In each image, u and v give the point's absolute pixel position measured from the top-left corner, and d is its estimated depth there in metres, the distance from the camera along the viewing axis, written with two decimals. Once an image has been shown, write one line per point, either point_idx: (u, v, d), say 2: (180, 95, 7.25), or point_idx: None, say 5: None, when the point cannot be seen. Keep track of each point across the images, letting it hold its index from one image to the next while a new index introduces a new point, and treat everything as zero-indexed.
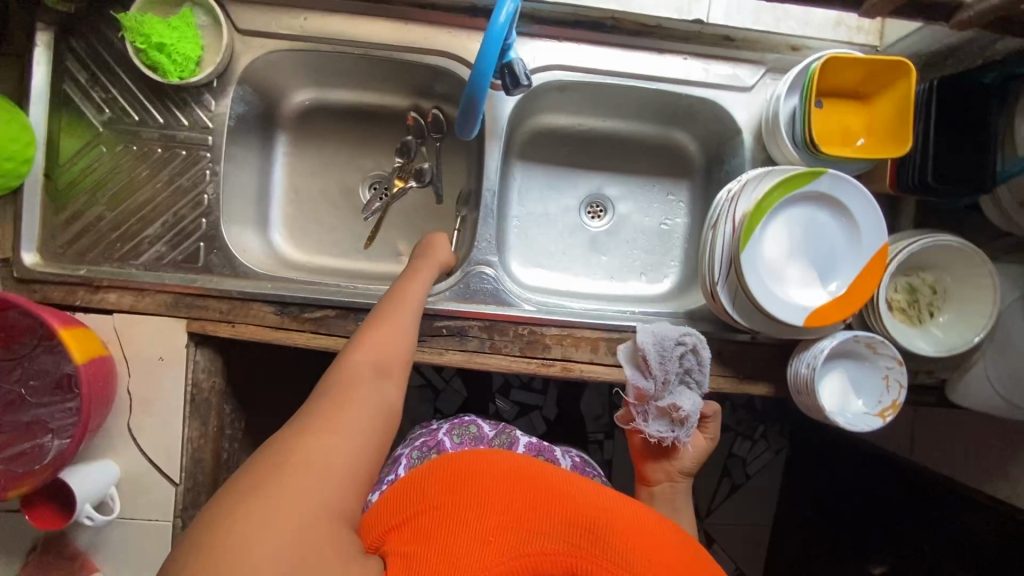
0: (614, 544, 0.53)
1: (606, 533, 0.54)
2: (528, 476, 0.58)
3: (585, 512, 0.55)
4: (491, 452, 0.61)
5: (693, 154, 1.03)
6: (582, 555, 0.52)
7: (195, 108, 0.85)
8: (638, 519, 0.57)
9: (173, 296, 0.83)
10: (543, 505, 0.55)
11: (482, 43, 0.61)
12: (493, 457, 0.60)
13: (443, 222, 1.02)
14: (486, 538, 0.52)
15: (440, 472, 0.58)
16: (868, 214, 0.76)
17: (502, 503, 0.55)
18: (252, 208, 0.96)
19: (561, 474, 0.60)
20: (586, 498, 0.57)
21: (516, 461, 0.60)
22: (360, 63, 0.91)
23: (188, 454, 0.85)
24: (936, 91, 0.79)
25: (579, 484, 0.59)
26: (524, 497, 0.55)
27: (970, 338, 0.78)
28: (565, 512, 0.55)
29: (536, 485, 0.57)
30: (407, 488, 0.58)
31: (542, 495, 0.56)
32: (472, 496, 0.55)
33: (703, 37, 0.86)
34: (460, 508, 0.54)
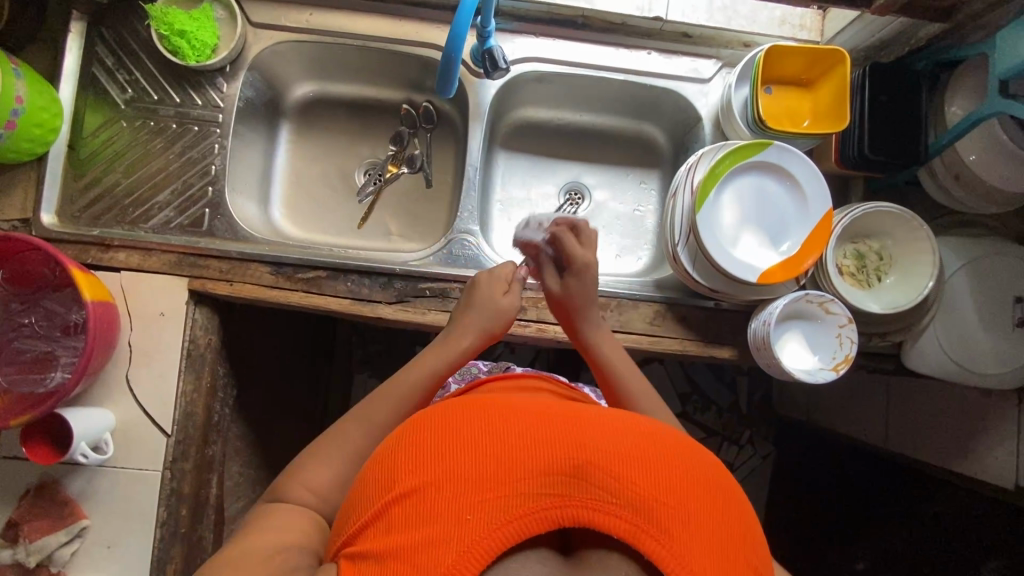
0: (600, 480, 0.47)
1: (589, 469, 0.47)
2: (492, 429, 0.50)
3: (564, 455, 0.48)
4: (449, 411, 0.53)
5: (662, 146, 1.12)
6: (568, 503, 0.46)
7: (208, 90, 0.95)
8: (622, 440, 0.50)
9: (177, 256, 0.90)
10: (515, 457, 0.48)
11: (454, 20, 0.66)
12: (453, 416, 0.52)
13: (431, 205, 1.11)
14: (463, 517, 0.45)
15: (401, 453, 0.51)
16: (812, 181, 0.84)
17: (471, 470, 0.47)
18: (254, 186, 1.04)
19: (529, 414, 0.52)
20: (561, 437, 0.49)
21: (476, 415, 0.52)
22: (358, 56, 1.01)
23: (180, 407, 0.90)
24: (869, 76, 0.88)
25: (550, 420, 0.51)
26: (492, 454, 0.48)
27: (913, 296, 0.84)
28: (539, 454, 0.48)
29: (504, 440, 0.49)
30: (371, 478, 0.51)
31: (513, 448, 0.48)
32: (436, 476, 0.47)
33: (664, 34, 0.97)
34: (428, 494, 0.46)
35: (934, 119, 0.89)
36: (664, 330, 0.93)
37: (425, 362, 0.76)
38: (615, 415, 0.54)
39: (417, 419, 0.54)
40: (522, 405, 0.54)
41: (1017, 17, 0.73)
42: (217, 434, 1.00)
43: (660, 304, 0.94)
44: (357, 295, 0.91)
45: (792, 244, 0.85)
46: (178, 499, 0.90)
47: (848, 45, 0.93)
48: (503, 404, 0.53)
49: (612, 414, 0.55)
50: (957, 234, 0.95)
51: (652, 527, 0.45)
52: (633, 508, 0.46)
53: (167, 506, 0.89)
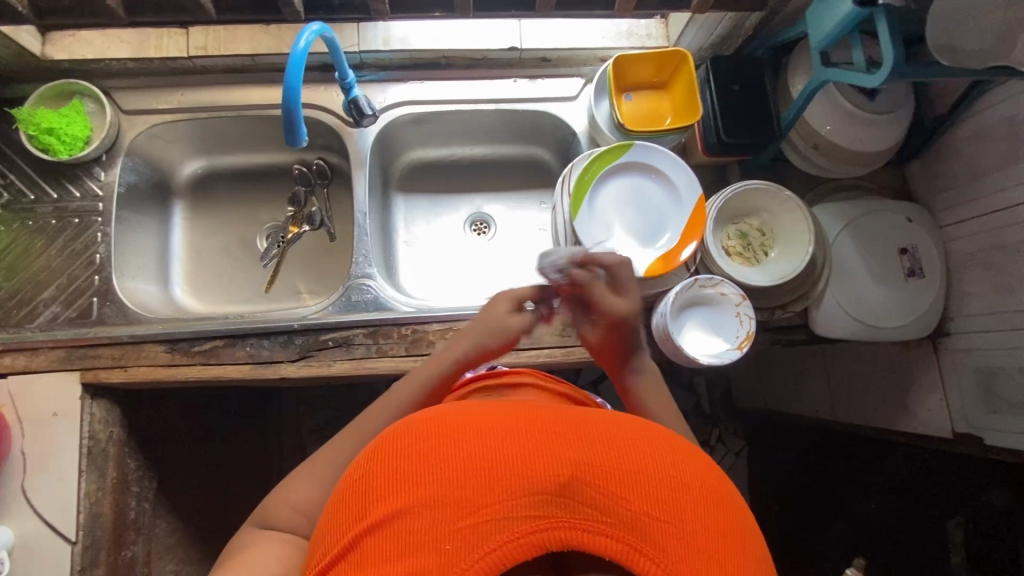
0: (587, 496, 0.43)
1: (577, 485, 0.44)
2: (471, 445, 0.46)
3: (551, 472, 0.44)
4: (432, 420, 0.49)
5: (552, 165, 1.16)
6: (557, 525, 0.42)
7: (86, 180, 0.95)
8: (611, 448, 0.47)
9: (66, 350, 0.88)
10: (499, 476, 0.44)
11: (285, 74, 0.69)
12: (437, 430, 0.47)
13: (338, 257, 1.11)
14: (442, 547, 0.41)
15: (374, 475, 0.46)
16: (679, 172, 0.88)
17: (450, 493, 0.43)
18: (150, 267, 1.03)
19: (511, 425, 0.48)
20: (548, 451, 0.45)
21: (454, 429, 0.47)
22: (238, 126, 1.04)
23: (85, 510, 0.85)
24: (712, 70, 0.93)
25: (534, 429, 0.48)
26: (474, 474, 0.44)
27: (797, 263, 0.87)
28: (522, 472, 0.44)
29: (487, 458, 0.45)
30: (341, 505, 0.47)
31: (495, 465, 0.44)
32: (414, 500, 0.43)
33: (524, 61, 1.02)
34: (404, 520, 0.42)
35: (782, 97, 0.94)
36: (574, 339, 0.93)
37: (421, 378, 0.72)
38: (607, 420, 0.51)
39: (392, 434, 0.49)
40: (508, 413, 0.50)
41: None
42: (136, 532, 0.95)
43: (567, 314, 0.95)
44: (258, 359, 0.89)
45: (672, 235, 0.87)
46: None
47: (692, 46, 1.00)
48: (485, 415, 0.49)
49: (604, 421, 0.51)
50: (835, 200, 0.99)
51: (646, 545, 0.42)
52: (625, 524, 0.42)
53: None
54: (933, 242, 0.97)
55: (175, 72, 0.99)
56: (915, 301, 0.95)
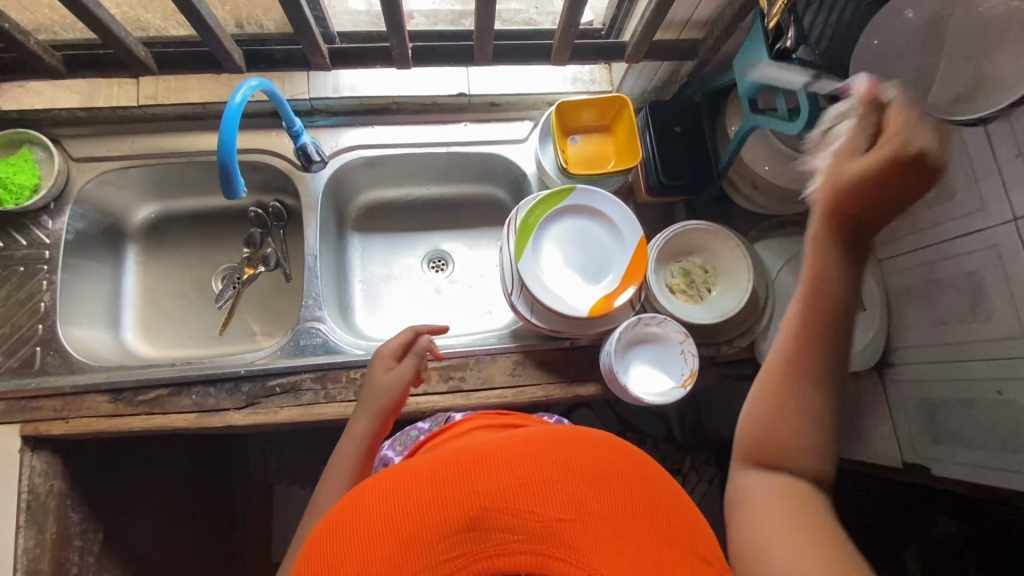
0: (500, 521, 0.43)
1: (487, 514, 0.43)
2: (378, 513, 0.45)
3: (461, 507, 0.44)
4: (351, 497, 0.49)
5: (507, 202, 1.20)
6: (479, 558, 0.42)
7: (33, 229, 0.94)
8: (518, 468, 0.46)
9: (6, 403, 0.86)
10: (412, 534, 0.43)
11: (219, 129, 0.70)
12: (354, 505, 0.47)
13: (294, 298, 1.11)
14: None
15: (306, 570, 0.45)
16: (620, 215, 0.91)
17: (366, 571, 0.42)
18: (100, 313, 1.02)
19: (419, 474, 0.48)
20: (456, 488, 0.45)
21: (362, 501, 0.48)
22: (191, 172, 1.05)
23: (21, 567, 0.83)
24: (650, 115, 0.95)
25: (442, 470, 0.47)
26: (385, 541, 0.43)
27: (738, 301, 0.89)
28: (433, 519, 0.44)
29: (398, 522, 0.44)
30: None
31: (407, 519, 0.44)
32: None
33: (473, 106, 1.04)
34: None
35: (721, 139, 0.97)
36: (525, 378, 0.94)
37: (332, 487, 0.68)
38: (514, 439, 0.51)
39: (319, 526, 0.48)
40: (414, 467, 0.50)
41: (747, 41, 0.81)
42: None
43: (518, 354, 0.95)
44: (204, 407, 0.88)
45: (614, 275, 0.89)
46: None
47: (635, 90, 1.03)
48: (397, 474, 0.49)
49: (507, 440, 0.51)
50: (778, 236, 1.02)
51: (568, 551, 0.42)
52: (544, 535, 0.42)
53: None
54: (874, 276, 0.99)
55: (126, 120, 1.00)
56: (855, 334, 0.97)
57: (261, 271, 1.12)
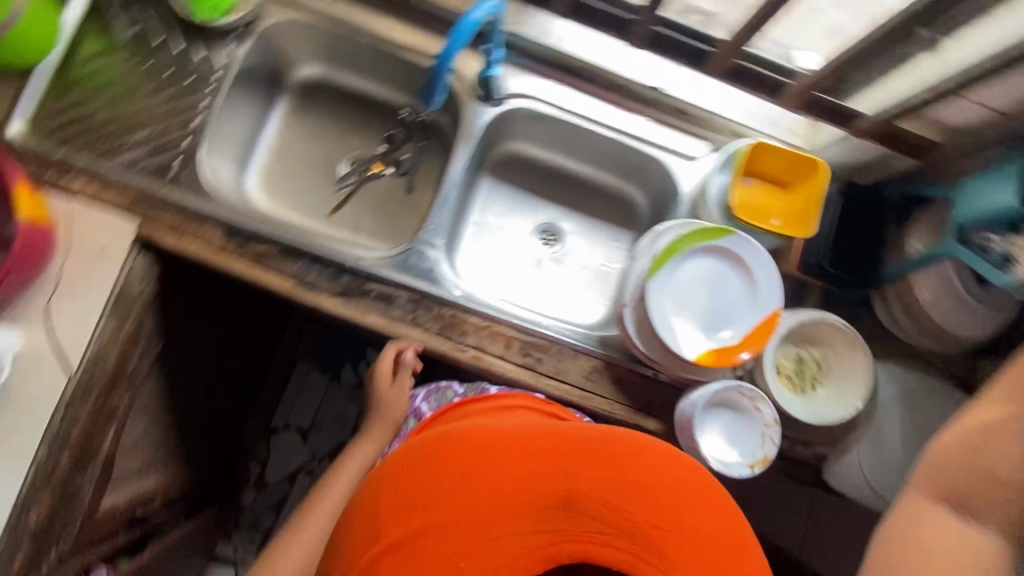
0: (585, 507, 0.52)
1: (577, 498, 0.53)
2: (480, 464, 0.56)
3: (513, 463, 0.56)
4: (412, 454, 0.60)
5: (641, 210, 1.14)
6: (531, 503, 0.53)
7: (213, 46, 0.95)
8: (603, 461, 0.57)
9: (135, 198, 0.89)
10: (506, 486, 0.54)
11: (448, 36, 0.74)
12: (414, 461, 0.58)
13: (407, 211, 1.11)
14: (459, 563, 0.50)
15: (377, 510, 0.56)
16: (767, 278, 0.86)
17: (457, 516, 0.53)
18: (235, 149, 1.04)
19: (471, 441, 0.59)
20: (508, 451, 0.57)
21: (464, 456, 0.57)
22: (369, 52, 1.03)
23: (92, 348, 0.87)
24: (843, 193, 0.92)
25: (494, 442, 0.59)
26: (453, 483, 0.55)
27: (840, 412, 0.85)
28: (492, 468, 0.56)
29: (493, 482, 0.55)
30: (357, 525, 0.57)
31: (465, 465, 0.56)
32: (425, 520, 0.53)
33: (662, 105, 0.99)
34: (419, 540, 0.52)
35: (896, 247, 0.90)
36: (597, 387, 0.93)
37: (344, 481, 0.86)
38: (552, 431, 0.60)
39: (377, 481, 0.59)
40: (514, 440, 0.59)
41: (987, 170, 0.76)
42: (128, 384, 0.97)
43: (599, 361, 0.94)
44: (302, 280, 0.90)
45: (733, 332, 0.86)
46: (62, 442, 0.86)
47: (830, 159, 0.96)
48: (452, 442, 0.60)
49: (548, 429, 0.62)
50: (899, 363, 0.96)
51: (600, 495, 0.53)
52: (582, 487, 0.54)
53: (49, 449, 0.85)
54: None
55: None
56: None
57: (388, 173, 1.12)
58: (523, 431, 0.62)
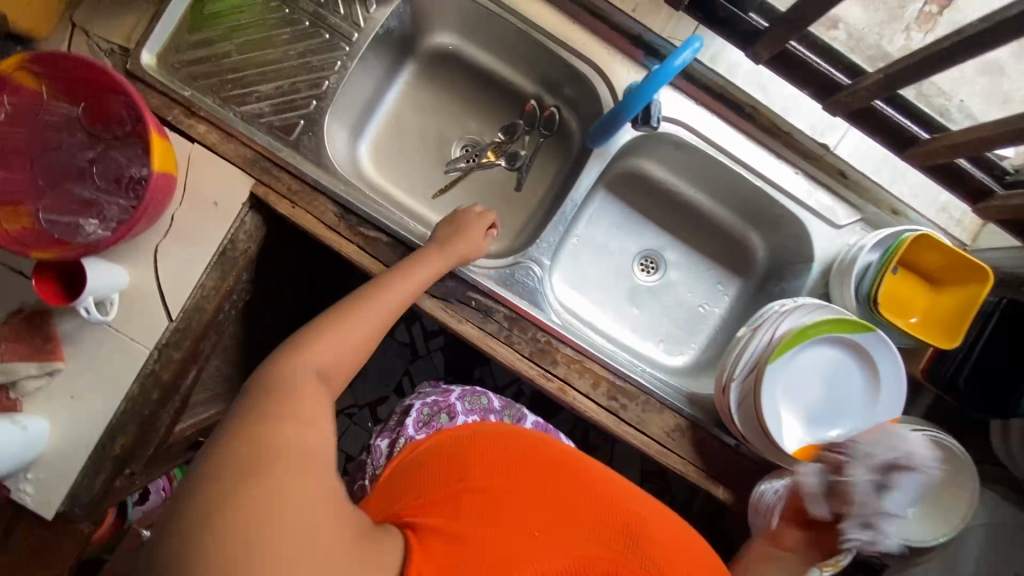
0: (642, 545, 0.55)
1: (636, 535, 0.55)
2: (555, 475, 0.61)
3: (588, 487, 0.60)
4: (499, 439, 0.65)
5: (757, 260, 1.06)
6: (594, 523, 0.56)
7: (355, 3, 0.89)
8: (660, 527, 0.59)
9: (254, 155, 0.86)
10: (572, 499, 0.58)
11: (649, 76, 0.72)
12: (504, 447, 0.64)
13: (512, 209, 1.05)
14: (530, 532, 0.53)
15: (451, 464, 0.61)
16: (892, 386, 0.80)
17: (530, 496, 0.57)
18: (354, 113, 0.99)
19: (558, 460, 0.65)
20: (586, 480, 0.62)
21: (546, 464, 0.63)
22: (512, 36, 0.95)
23: (193, 298, 0.87)
24: (1002, 309, 0.81)
25: (574, 469, 0.64)
26: (527, 475, 0.60)
27: (929, 537, 0.81)
28: (569, 484, 0.60)
29: (566, 489, 0.59)
30: (428, 473, 0.60)
31: (546, 472, 0.61)
32: (502, 486, 0.58)
33: (821, 162, 0.90)
34: (493, 496, 0.56)
35: None
36: (677, 446, 0.89)
37: (422, 272, 0.77)
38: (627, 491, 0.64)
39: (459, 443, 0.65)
40: (582, 472, 0.64)
41: None
42: (215, 331, 0.98)
43: (685, 420, 0.90)
44: None
45: (842, 432, 0.81)
46: (153, 382, 0.88)
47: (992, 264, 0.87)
48: (540, 450, 0.65)
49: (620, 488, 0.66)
50: (996, 491, 0.91)
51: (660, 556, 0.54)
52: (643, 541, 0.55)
53: (141, 386, 0.87)
54: None
55: None
56: None
57: (500, 164, 1.06)
58: (594, 471, 0.66)
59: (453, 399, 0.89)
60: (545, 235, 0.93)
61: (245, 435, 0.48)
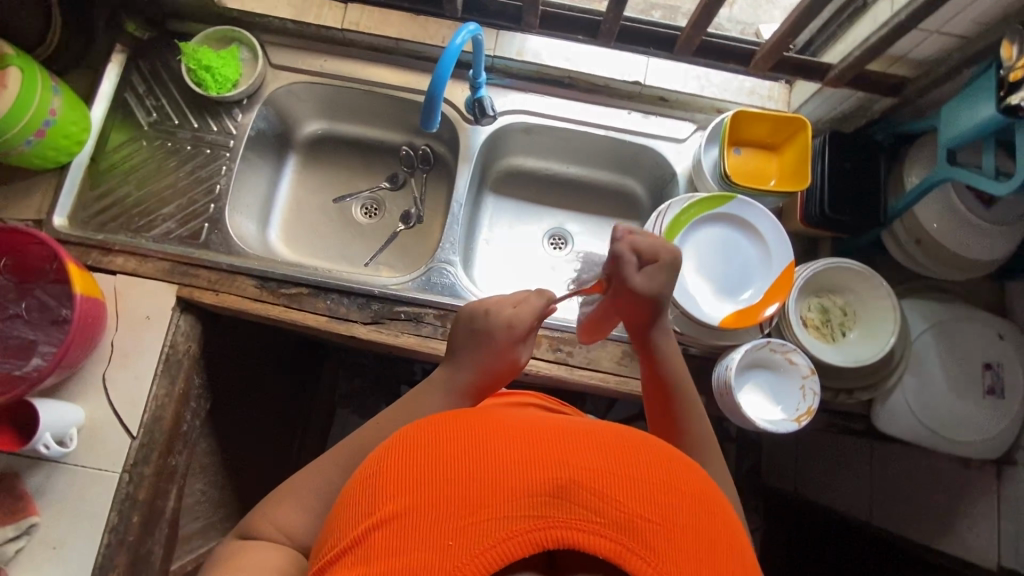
0: (587, 498, 0.40)
1: (576, 488, 0.40)
2: (471, 443, 0.45)
3: (546, 473, 0.41)
4: (431, 429, 0.47)
5: (642, 199, 1.16)
6: (554, 525, 0.39)
7: (225, 118, 1.05)
8: (617, 461, 0.43)
9: (171, 264, 0.96)
10: (490, 468, 0.42)
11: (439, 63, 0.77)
12: (427, 439, 0.46)
13: (420, 238, 1.16)
14: (444, 543, 0.39)
15: (375, 478, 0.45)
16: (774, 236, 0.89)
17: (444, 495, 0.41)
18: (256, 208, 1.11)
19: (505, 428, 0.47)
20: (544, 455, 0.43)
21: (464, 440, 0.45)
22: (366, 100, 1.11)
23: (149, 410, 0.91)
24: (829, 143, 0.94)
25: (526, 438, 0.45)
26: (464, 474, 0.42)
27: (875, 351, 0.86)
28: (515, 467, 0.42)
29: (508, 491, 0.41)
30: (346, 507, 0.46)
31: (482, 458, 0.43)
32: (413, 500, 0.41)
33: (643, 96, 1.06)
34: (400, 523, 0.40)
35: (894, 184, 0.93)
36: (630, 371, 0.94)
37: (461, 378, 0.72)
38: (604, 430, 0.48)
39: (388, 443, 0.48)
40: (515, 425, 0.48)
41: (965, 87, 0.76)
42: (184, 444, 1.01)
43: (628, 345, 0.95)
44: (335, 314, 0.94)
45: (754, 291, 0.88)
46: (131, 505, 0.89)
47: (812, 116, 1.01)
48: (479, 421, 0.48)
49: (591, 423, 0.50)
50: (923, 298, 0.98)
51: (641, 547, 0.38)
52: (619, 529, 0.39)
53: (119, 512, 0.88)
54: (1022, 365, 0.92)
55: (324, 40, 1.08)
56: (982, 419, 0.91)
57: (400, 229, 1.17)
58: (519, 421, 0.50)
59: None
60: (445, 240, 1.02)
61: (238, 544, 0.61)
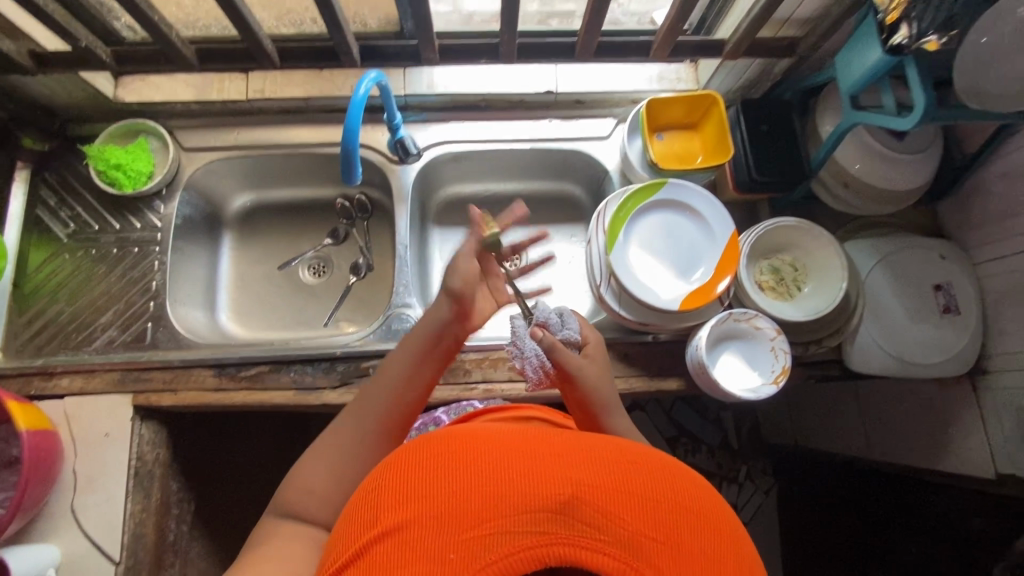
0: (591, 515, 0.39)
1: (581, 503, 0.40)
2: (472, 457, 0.44)
3: (549, 488, 0.41)
4: (435, 441, 0.47)
5: (583, 200, 1.18)
6: (557, 542, 0.38)
7: (147, 213, 1.02)
8: (622, 477, 0.43)
9: (121, 373, 0.92)
10: (492, 485, 0.41)
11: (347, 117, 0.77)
12: (432, 452, 0.46)
13: (373, 286, 1.14)
14: (447, 557, 0.38)
15: (380, 492, 0.45)
16: (710, 210, 0.91)
17: (448, 509, 0.40)
18: (200, 295, 1.08)
19: (507, 441, 0.46)
20: (547, 469, 0.42)
21: (467, 452, 0.45)
22: (288, 163, 1.09)
23: (129, 530, 0.86)
24: (742, 112, 0.97)
25: (531, 451, 0.44)
26: (466, 489, 0.41)
27: (832, 299, 0.88)
28: (517, 483, 0.41)
29: (511, 506, 0.40)
30: (350, 520, 0.46)
31: (483, 474, 0.42)
32: (416, 513, 0.41)
33: (559, 103, 1.07)
34: (407, 533, 0.40)
35: (811, 136, 0.97)
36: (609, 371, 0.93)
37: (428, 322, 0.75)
38: (609, 445, 0.47)
39: (393, 455, 0.48)
40: (518, 437, 0.47)
41: (852, 35, 0.80)
42: (174, 555, 0.97)
43: None
44: (302, 384, 0.92)
45: (705, 270, 0.90)
46: None
47: (722, 89, 1.04)
48: (482, 433, 0.47)
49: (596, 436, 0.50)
50: (866, 236, 1.01)
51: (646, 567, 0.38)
52: (621, 545, 0.38)
53: None
54: (967, 279, 0.96)
55: (234, 113, 1.06)
56: (942, 336, 0.94)
57: (352, 281, 1.15)
58: (521, 433, 0.49)
59: (439, 417, 0.93)
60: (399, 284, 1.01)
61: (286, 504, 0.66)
